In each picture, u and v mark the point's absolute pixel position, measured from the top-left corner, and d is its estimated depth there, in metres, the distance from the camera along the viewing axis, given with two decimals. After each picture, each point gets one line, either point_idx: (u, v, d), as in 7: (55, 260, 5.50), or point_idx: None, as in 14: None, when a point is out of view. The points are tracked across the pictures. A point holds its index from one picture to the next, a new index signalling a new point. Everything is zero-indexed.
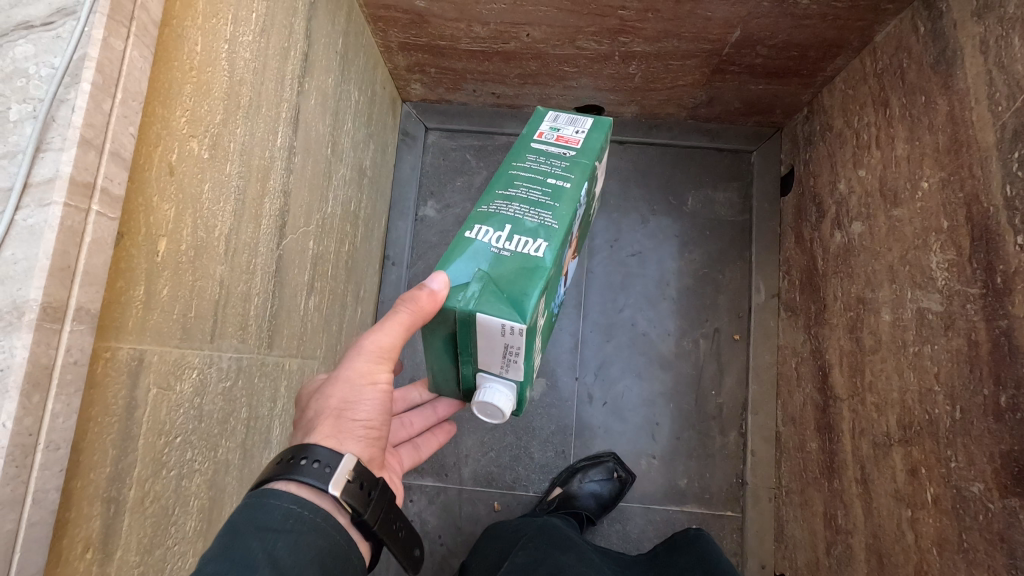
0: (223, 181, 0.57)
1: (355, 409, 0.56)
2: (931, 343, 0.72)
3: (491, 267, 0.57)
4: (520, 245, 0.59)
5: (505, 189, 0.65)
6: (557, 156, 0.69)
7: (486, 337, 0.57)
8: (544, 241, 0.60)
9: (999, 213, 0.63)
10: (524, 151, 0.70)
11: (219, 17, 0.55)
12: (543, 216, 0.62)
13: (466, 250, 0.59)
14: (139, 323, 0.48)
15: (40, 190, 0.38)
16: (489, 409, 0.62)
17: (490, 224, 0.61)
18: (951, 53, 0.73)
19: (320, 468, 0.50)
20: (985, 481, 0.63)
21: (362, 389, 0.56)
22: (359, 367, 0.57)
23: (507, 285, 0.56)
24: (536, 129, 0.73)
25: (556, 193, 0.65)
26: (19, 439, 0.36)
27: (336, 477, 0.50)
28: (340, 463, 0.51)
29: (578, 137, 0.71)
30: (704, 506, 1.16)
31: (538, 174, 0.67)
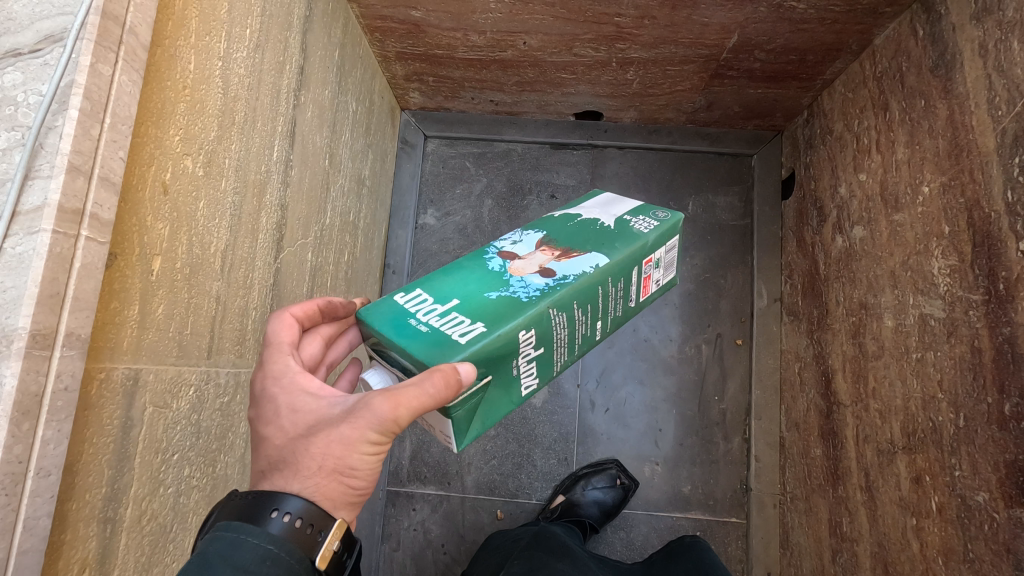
0: (218, 198, 0.57)
1: (351, 476, 0.46)
2: (933, 350, 0.72)
3: (496, 389, 0.60)
4: (524, 379, 0.63)
5: (578, 311, 0.64)
6: (622, 302, 0.71)
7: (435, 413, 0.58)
8: (538, 381, 0.65)
9: (1000, 218, 0.63)
10: (624, 272, 0.68)
11: (213, 35, 0.55)
12: (560, 355, 0.66)
13: (507, 356, 0.58)
14: (134, 343, 0.48)
15: (29, 217, 0.39)
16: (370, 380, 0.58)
17: (540, 339, 0.61)
18: (951, 57, 0.72)
19: (307, 532, 0.43)
20: (990, 491, 0.62)
21: (363, 455, 0.46)
22: (365, 435, 0.46)
23: (488, 411, 0.61)
24: (651, 252, 0.71)
25: (585, 340, 0.69)
26: (9, 467, 0.36)
27: (324, 545, 0.44)
28: (330, 529, 0.44)
29: (646, 293, 0.75)
30: (708, 513, 1.15)
31: (600, 309, 0.68)
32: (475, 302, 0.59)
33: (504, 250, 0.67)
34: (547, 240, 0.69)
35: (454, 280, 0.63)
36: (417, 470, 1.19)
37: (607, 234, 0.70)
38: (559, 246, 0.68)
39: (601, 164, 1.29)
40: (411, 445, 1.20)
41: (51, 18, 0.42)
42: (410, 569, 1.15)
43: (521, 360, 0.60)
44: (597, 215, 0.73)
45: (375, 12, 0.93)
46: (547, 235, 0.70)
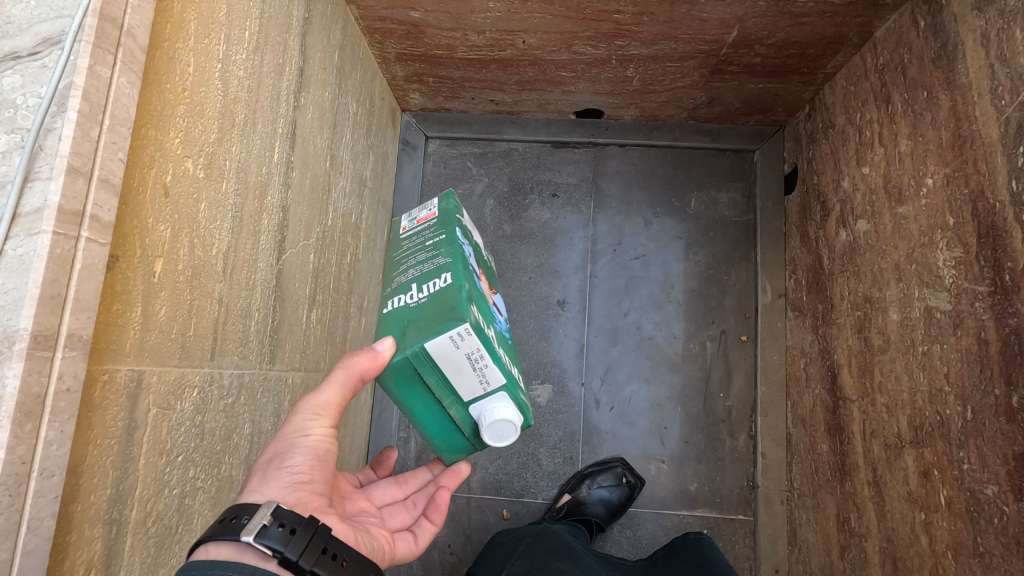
0: (220, 200, 0.58)
1: (285, 463, 0.52)
2: (939, 343, 0.71)
3: (421, 318, 0.60)
4: (436, 291, 0.63)
5: (400, 271, 0.69)
6: (423, 229, 0.74)
7: (448, 365, 0.58)
8: (447, 271, 0.64)
9: (1005, 209, 0.62)
10: (398, 245, 0.75)
11: (211, 38, 0.55)
12: (436, 261, 0.67)
13: (389, 322, 0.63)
14: (137, 344, 0.48)
15: (30, 219, 0.39)
16: (498, 428, 0.60)
17: (401, 293, 0.65)
18: (953, 47, 0.72)
19: (236, 522, 0.45)
20: (999, 484, 0.61)
21: (300, 444, 0.53)
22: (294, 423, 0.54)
23: (445, 316, 0.58)
24: (400, 228, 0.78)
25: (437, 245, 0.69)
26: (12, 468, 0.36)
27: (250, 524, 0.44)
28: (259, 510, 0.45)
29: (431, 212, 0.76)
30: (715, 510, 1.15)
31: (416, 248, 0.71)
32: None
33: None
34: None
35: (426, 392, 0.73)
36: None
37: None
38: None
39: (602, 162, 1.29)
40: (415, 446, 1.19)
41: (49, 21, 0.42)
42: (417, 570, 1.15)
43: (410, 304, 0.63)
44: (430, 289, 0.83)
45: (374, 13, 0.93)
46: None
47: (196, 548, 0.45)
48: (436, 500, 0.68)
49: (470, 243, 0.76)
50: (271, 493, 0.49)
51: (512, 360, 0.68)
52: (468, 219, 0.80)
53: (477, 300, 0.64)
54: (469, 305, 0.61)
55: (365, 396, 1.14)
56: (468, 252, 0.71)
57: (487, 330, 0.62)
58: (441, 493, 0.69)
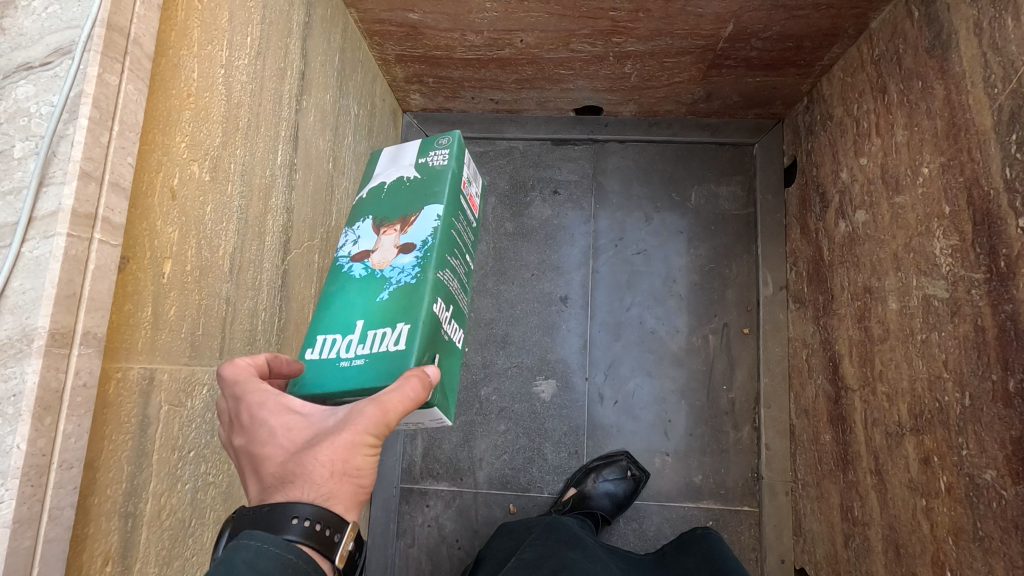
0: (225, 202, 0.59)
1: (360, 476, 0.44)
2: (937, 330, 0.72)
3: (444, 360, 0.63)
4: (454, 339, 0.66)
5: (450, 259, 0.66)
6: (465, 225, 0.72)
7: (420, 415, 0.61)
8: (462, 330, 0.69)
9: (999, 195, 0.63)
10: (454, 208, 0.68)
11: (214, 44, 0.56)
12: (462, 300, 0.70)
13: (435, 325, 0.60)
14: (148, 343, 0.50)
15: (45, 222, 0.40)
16: None
17: (445, 298, 0.63)
18: (946, 37, 0.72)
19: (323, 533, 0.41)
20: (997, 468, 0.62)
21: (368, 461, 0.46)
22: (362, 436, 0.45)
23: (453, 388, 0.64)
24: (461, 182, 0.71)
25: (466, 277, 0.72)
26: (33, 460, 0.38)
27: (342, 544, 0.42)
28: (344, 531, 0.42)
29: (476, 211, 0.77)
30: (720, 502, 1.16)
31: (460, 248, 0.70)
32: (377, 313, 0.61)
33: (357, 255, 0.67)
34: (379, 222, 0.68)
35: (341, 304, 0.63)
36: (429, 467, 1.21)
37: (422, 186, 0.69)
38: (393, 220, 0.68)
39: (602, 159, 1.30)
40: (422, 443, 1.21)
41: (59, 32, 0.44)
42: (425, 565, 1.16)
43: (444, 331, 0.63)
44: (395, 172, 0.72)
45: (373, 16, 0.95)
46: (374, 217, 0.69)
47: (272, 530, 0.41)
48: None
49: None
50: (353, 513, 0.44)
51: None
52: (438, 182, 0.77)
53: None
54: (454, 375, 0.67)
55: None
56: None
57: None
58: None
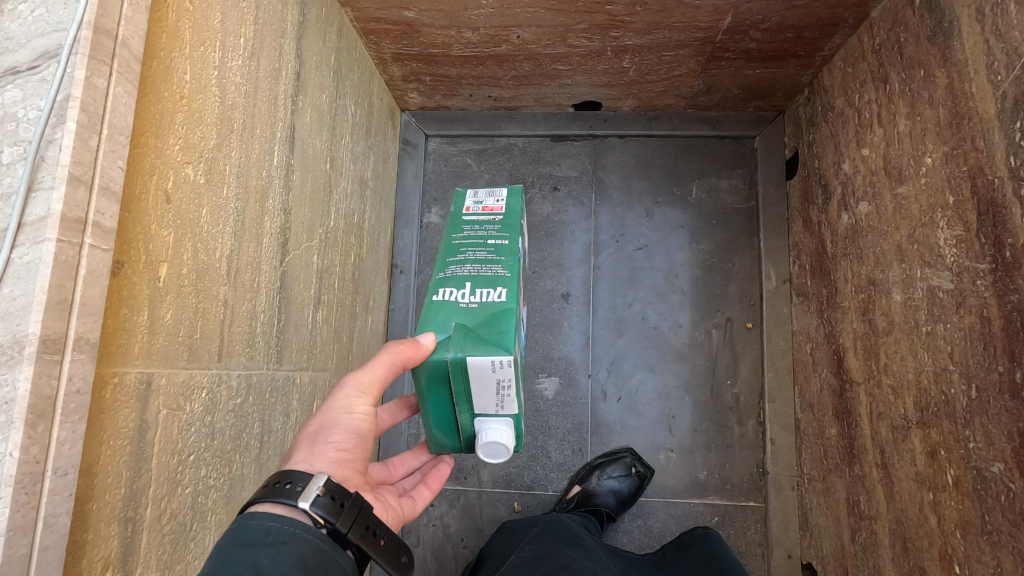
0: (221, 204, 0.59)
1: (334, 435, 0.56)
2: (942, 322, 0.71)
3: (469, 324, 0.60)
4: (488, 301, 0.63)
5: (458, 258, 0.69)
6: (487, 221, 0.74)
7: (478, 380, 0.58)
8: (504, 286, 0.64)
9: (1004, 184, 0.62)
10: (458, 225, 0.74)
11: (207, 45, 0.56)
12: (495, 268, 0.67)
13: (437, 313, 0.62)
14: (145, 347, 0.50)
15: (34, 228, 0.40)
16: (492, 449, 0.60)
17: (453, 285, 0.65)
18: (948, 24, 0.71)
19: (293, 491, 0.47)
20: (1005, 462, 0.61)
21: (342, 421, 0.57)
22: (341, 399, 0.58)
23: (496, 336, 0.59)
24: (463, 205, 0.76)
25: (497, 251, 0.69)
26: (27, 467, 0.37)
27: (306, 492, 0.47)
28: (312, 481, 0.48)
29: (499, 205, 0.76)
30: (725, 498, 1.15)
31: (477, 242, 0.71)
32: None
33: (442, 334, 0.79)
34: None
35: None
36: None
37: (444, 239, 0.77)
38: None
39: (602, 154, 1.29)
40: None
41: (46, 35, 0.43)
42: (431, 564, 1.16)
43: (461, 303, 0.63)
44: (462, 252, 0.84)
45: (369, 14, 0.94)
46: None
47: (250, 506, 0.47)
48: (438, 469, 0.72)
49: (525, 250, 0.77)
50: (315, 465, 0.54)
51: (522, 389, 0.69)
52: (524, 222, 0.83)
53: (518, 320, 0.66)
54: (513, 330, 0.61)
55: None
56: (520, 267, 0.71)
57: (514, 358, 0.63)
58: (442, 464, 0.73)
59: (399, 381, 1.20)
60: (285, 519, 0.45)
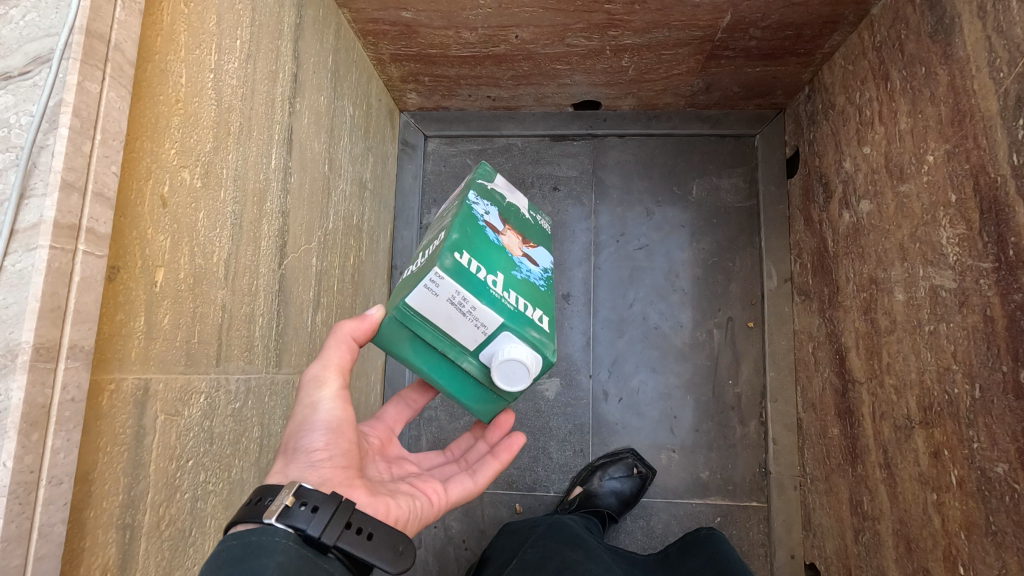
0: (219, 208, 0.59)
1: (307, 435, 0.56)
2: (945, 321, 0.70)
3: (413, 276, 0.63)
4: (433, 249, 0.64)
5: (428, 244, 0.72)
6: (451, 205, 0.78)
7: (435, 314, 0.60)
8: (446, 230, 0.65)
9: (1006, 181, 0.61)
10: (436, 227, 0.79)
11: (203, 48, 0.56)
12: (446, 224, 0.69)
13: (401, 289, 0.66)
14: (142, 353, 0.49)
15: (26, 235, 0.40)
16: (508, 366, 0.58)
17: (416, 262, 0.69)
18: (949, 21, 0.70)
19: (264, 505, 0.47)
20: (1009, 462, 0.61)
21: (312, 419, 0.57)
22: (305, 400, 0.59)
23: (425, 269, 0.60)
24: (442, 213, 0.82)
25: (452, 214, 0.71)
26: (21, 477, 0.37)
27: (274, 505, 0.47)
28: (281, 493, 0.48)
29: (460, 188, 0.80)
30: (728, 498, 1.15)
31: (439, 224, 0.75)
32: None
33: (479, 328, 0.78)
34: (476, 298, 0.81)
35: None
36: None
37: None
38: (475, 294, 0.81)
39: (602, 154, 1.29)
40: (427, 443, 1.21)
41: (38, 40, 0.43)
42: (433, 566, 1.16)
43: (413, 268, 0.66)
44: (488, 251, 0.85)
45: (366, 15, 0.94)
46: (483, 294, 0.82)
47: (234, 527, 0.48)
48: (510, 439, 0.72)
49: (496, 202, 0.76)
50: (292, 470, 0.53)
51: (534, 306, 0.64)
52: (503, 184, 0.82)
53: (478, 246, 0.63)
54: (457, 251, 0.60)
55: (374, 396, 1.16)
56: (479, 211, 0.70)
57: (488, 277, 0.61)
58: (513, 434, 0.72)
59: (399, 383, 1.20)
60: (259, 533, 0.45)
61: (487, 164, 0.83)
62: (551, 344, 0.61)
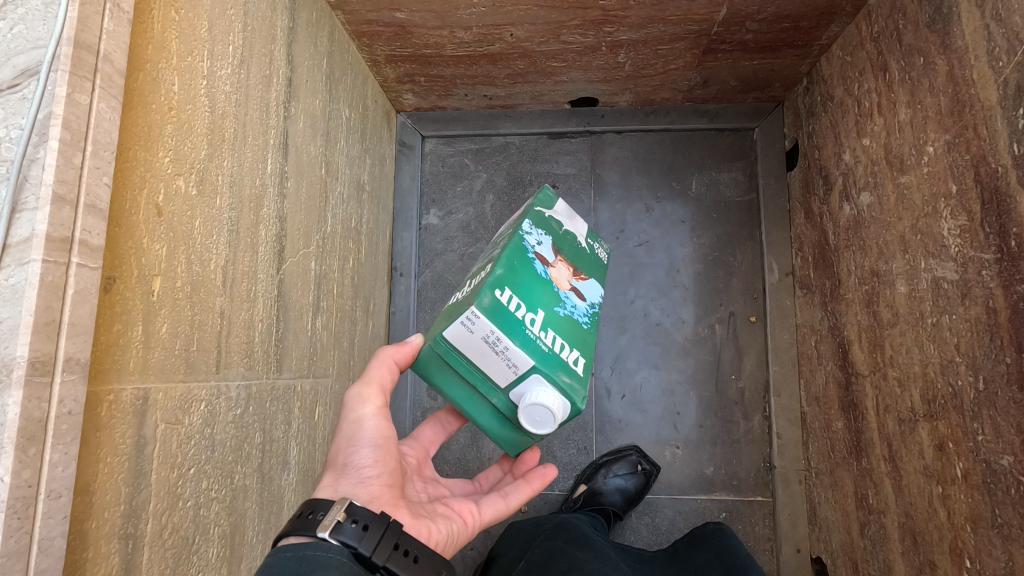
0: (215, 215, 0.58)
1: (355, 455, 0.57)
2: (948, 313, 0.70)
3: (456, 307, 0.64)
4: (477, 281, 0.65)
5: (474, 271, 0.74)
6: (507, 230, 0.79)
7: (469, 350, 0.60)
8: (492, 262, 0.66)
9: (1007, 172, 0.61)
10: (489, 251, 0.81)
11: (195, 55, 0.55)
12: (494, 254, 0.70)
13: (441, 316, 0.68)
14: (141, 362, 0.49)
15: (19, 249, 0.40)
16: (535, 409, 0.58)
17: (461, 291, 0.70)
18: (947, 10, 0.70)
19: (316, 519, 0.48)
20: (1014, 454, 0.60)
21: (361, 439, 0.58)
22: (351, 421, 0.60)
23: (464, 305, 0.61)
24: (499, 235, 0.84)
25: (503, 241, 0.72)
26: (18, 491, 0.37)
27: (327, 520, 0.48)
28: (334, 507, 0.49)
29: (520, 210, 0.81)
30: (733, 493, 1.14)
31: (493, 249, 0.76)
32: None
33: None
34: None
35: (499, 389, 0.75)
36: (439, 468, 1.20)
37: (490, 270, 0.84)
38: None
39: (600, 150, 1.28)
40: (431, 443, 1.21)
41: (25, 53, 0.43)
42: None
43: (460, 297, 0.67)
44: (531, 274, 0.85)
45: (360, 17, 0.93)
46: None
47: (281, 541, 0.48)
48: (541, 469, 0.72)
49: (551, 231, 0.75)
50: (343, 488, 0.54)
51: (572, 347, 0.64)
52: (563, 209, 0.82)
53: (523, 281, 0.64)
54: (499, 287, 0.61)
55: None
56: (531, 241, 0.70)
57: (524, 315, 0.61)
58: (545, 465, 0.73)
59: (401, 384, 1.20)
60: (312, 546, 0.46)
61: (550, 189, 0.83)
62: (582, 391, 0.61)
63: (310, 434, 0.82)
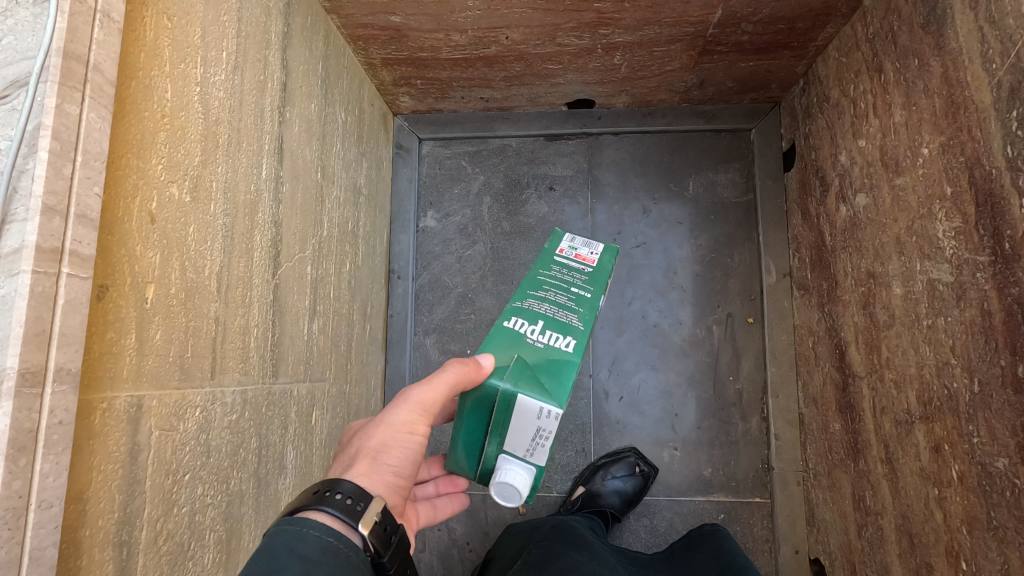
0: (209, 221, 0.58)
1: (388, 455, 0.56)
2: (944, 316, 0.70)
3: (527, 363, 0.57)
4: (555, 351, 0.58)
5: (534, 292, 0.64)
6: (577, 268, 0.68)
7: (517, 419, 0.55)
8: (574, 340, 0.59)
9: (1001, 174, 0.61)
10: (546, 263, 0.68)
11: (188, 62, 0.56)
12: (570, 316, 0.62)
13: (501, 340, 0.59)
14: (134, 370, 0.49)
15: (9, 260, 0.40)
16: (507, 492, 0.56)
17: (524, 318, 0.61)
18: (941, 12, 0.70)
19: (350, 504, 0.49)
20: (1009, 456, 0.60)
21: (397, 440, 0.57)
22: (398, 416, 0.57)
23: (552, 383, 0.56)
24: (558, 243, 0.70)
25: (579, 300, 0.64)
26: (10, 502, 0.37)
27: (366, 515, 0.49)
28: (371, 503, 0.50)
29: (593, 256, 0.69)
30: (731, 495, 1.14)
31: (557, 284, 0.65)
32: None
33: None
34: None
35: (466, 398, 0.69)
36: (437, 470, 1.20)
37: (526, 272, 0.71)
38: None
39: (597, 152, 1.28)
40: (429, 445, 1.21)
41: (15, 64, 0.43)
42: (437, 568, 1.16)
43: (528, 339, 0.59)
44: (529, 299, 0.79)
45: (356, 21, 0.93)
46: None
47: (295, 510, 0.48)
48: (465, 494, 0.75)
49: None
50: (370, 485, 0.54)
51: None
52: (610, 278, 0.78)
53: None
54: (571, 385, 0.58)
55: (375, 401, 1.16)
56: None
57: None
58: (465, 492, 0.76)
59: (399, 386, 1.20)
60: (342, 537, 0.46)
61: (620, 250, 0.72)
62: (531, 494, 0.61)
63: (307, 438, 0.82)
